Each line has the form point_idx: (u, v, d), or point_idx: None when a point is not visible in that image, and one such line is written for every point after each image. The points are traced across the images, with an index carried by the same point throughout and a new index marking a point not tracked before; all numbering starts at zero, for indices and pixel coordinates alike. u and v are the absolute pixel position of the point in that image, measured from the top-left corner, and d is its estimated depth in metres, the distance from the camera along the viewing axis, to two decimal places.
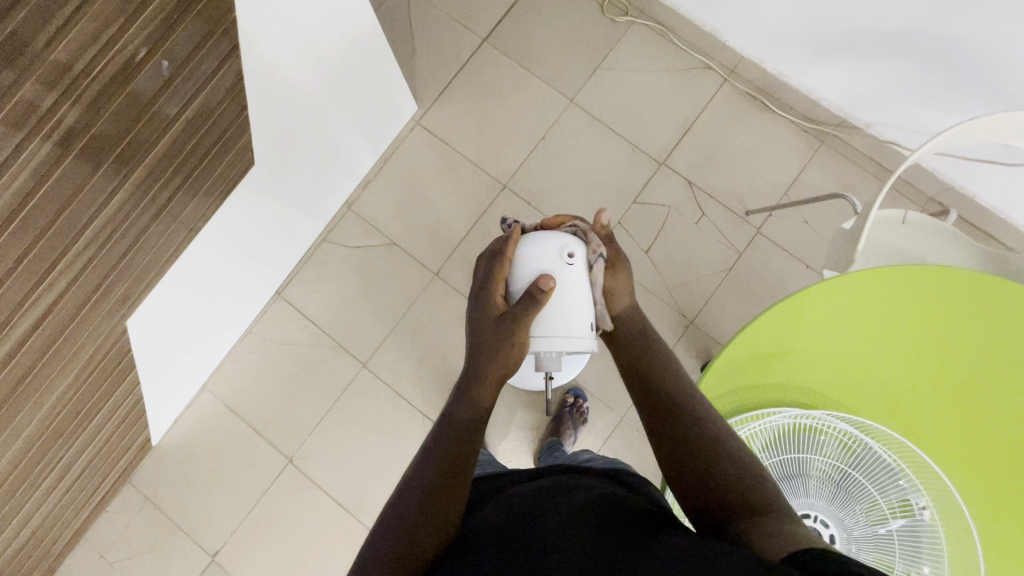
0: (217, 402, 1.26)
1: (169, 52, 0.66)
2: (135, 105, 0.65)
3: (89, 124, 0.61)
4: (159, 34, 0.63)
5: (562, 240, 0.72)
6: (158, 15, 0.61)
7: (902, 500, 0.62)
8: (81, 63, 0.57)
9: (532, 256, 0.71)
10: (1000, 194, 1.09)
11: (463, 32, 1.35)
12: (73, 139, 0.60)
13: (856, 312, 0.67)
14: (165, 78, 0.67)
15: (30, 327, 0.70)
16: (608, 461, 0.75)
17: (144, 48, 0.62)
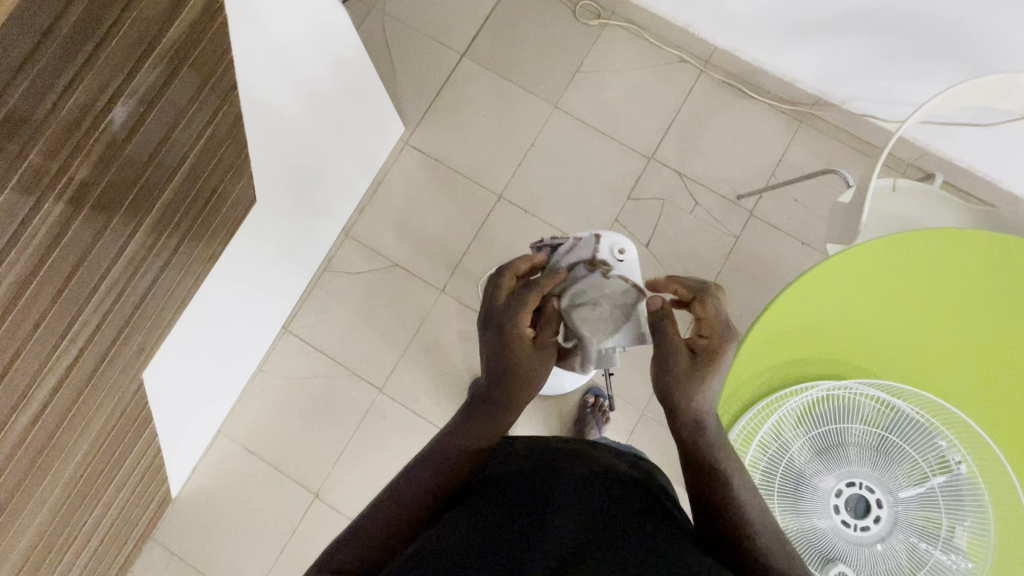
0: (234, 445, 1.24)
1: (170, 102, 0.65)
2: (140, 155, 0.64)
3: (100, 177, 0.60)
4: (159, 84, 0.62)
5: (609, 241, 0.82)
6: (158, 65, 0.61)
7: (940, 457, 0.64)
8: (87, 121, 0.56)
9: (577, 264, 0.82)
10: (977, 154, 1.14)
11: (440, 49, 1.37)
12: (85, 197, 0.59)
13: (875, 281, 0.69)
14: (165, 129, 0.67)
15: (48, 394, 0.68)
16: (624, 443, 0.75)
17: (145, 99, 0.61)
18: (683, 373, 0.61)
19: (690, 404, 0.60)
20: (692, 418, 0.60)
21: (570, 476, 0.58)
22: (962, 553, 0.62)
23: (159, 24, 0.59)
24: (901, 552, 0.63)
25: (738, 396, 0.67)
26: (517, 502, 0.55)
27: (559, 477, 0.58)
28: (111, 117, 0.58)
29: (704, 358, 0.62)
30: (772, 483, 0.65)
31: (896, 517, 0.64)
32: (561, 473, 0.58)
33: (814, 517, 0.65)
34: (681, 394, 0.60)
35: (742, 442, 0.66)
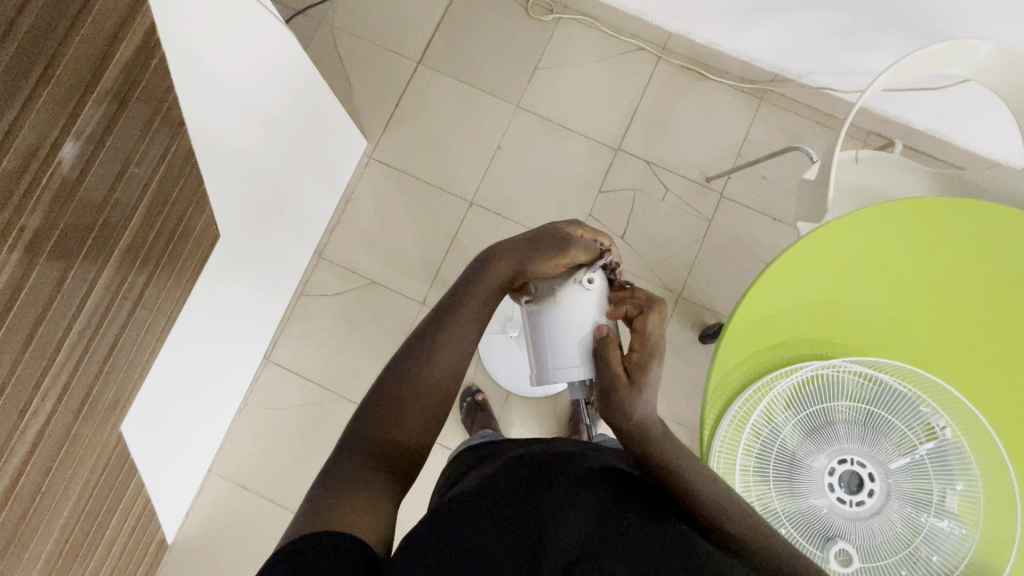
0: (227, 482, 1.21)
1: (118, 142, 0.62)
2: (91, 202, 0.62)
3: (52, 226, 0.57)
4: (105, 124, 0.60)
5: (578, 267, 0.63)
6: (103, 104, 0.58)
7: (925, 425, 0.65)
8: (30, 173, 0.53)
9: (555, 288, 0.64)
10: (933, 118, 1.16)
11: (395, 58, 1.34)
12: (39, 248, 0.56)
13: (849, 258, 0.70)
14: (115, 172, 0.64)
15: (20, 463, 0.65)
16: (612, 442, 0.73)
17: (92, 142, 0.59)
18: (622, 397, 0.59)
19: (631, 420, 0.59)
20: (637, 429, 0.59)
21: (570, 474, 0.53)
22: (954, 517, 0.63)
23: (96, 66, 0.56)
24: (897, 523, 0.64)
25: (725, 384, 0.68)
26: (511, 501, 0.51)
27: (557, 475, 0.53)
28: (53, 172, 0.55)
29: (638, 373, 0.60)
30: (767, 469, 0.66)
31: (889, 489, 0.65)
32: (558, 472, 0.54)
33: (811, 498, 0.65)
34: (623, 413, 0.59)
35: (734, 430, 0.66)
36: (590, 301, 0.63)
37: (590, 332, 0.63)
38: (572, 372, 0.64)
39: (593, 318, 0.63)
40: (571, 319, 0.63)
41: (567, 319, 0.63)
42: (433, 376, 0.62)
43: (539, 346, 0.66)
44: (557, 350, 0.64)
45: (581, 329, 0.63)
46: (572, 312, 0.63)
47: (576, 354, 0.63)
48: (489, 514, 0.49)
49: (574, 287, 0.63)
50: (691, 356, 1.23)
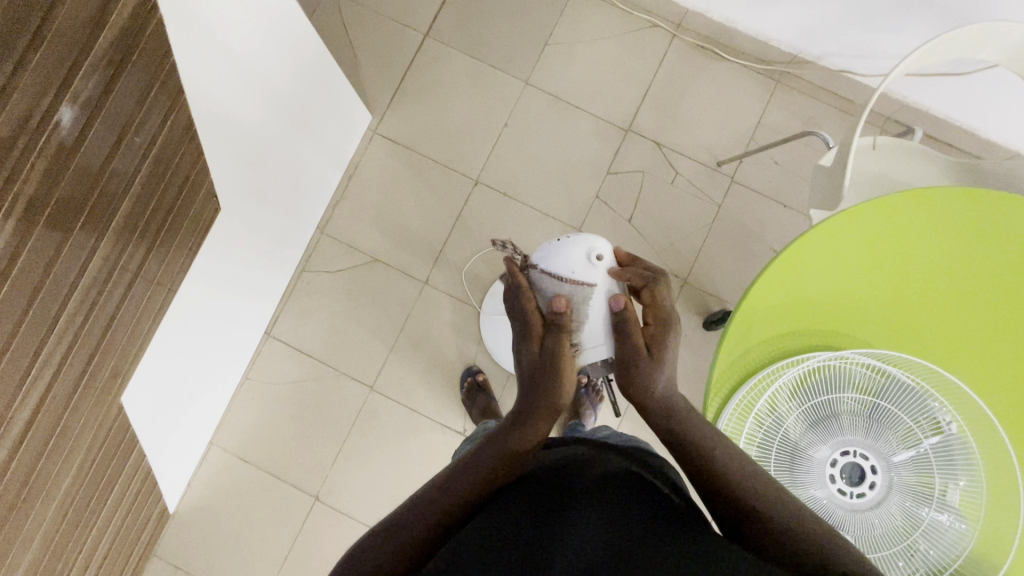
0: (227, 455, 1.22)
1: (112, 112, 0.61)
2: (87, 175, 0.60)
3: (49, 193, 0.56)
4: (99, 93, 0.58)
5: (585, 242, 0.64)
6: (95, 71, 0.56)
7: (931, 419, 0.65)
8: (24, 140, 0.51)
9: (559, 269, 0.64)
10: (954, 104, 1.13)
11: (402, 30, 1.31)
12: (36, 217, 0.55)
13: (862, 248, 0.68)
14: (113, 140, 0.62)
15: (22, 429, 0.66)
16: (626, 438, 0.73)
17: (86, 114, 0.57)
18: (645, 371, 0.62)
19: (652, 395, 0.61)
20: (660, 404, 0.61)
21: (588, 484, 0.54)
22: (955, 511, 0.62)
23: (89, 30, 0.54)
24: (897, 515, 0.64)
25: (732, 370, 0.67)
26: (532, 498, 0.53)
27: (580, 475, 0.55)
28: (48, 142, 0.54)
29: (657, 347, 0.63)
30: (769, 458, 0.65)
31: (891, 481, 0.64)
32: (581, 473, 0.55)
33: (811, 488, 0.65)
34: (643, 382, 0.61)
35: (738, 418, 0.66)
36: (602, 275, 0.64)
37: (608, 305, 0.64)
38: (603, 349, 0.65)
39: (609, 291, 0.64)
40: (589, 296, 0.64)
41: (586, 298, 0.64)
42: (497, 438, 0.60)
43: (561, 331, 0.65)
44: (585, 332, 0.64)
45: (602, 304, 0.64)
46: (589, 288, 0.64)
47: (606, 329, 0.65)
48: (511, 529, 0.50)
49: (583, 263, 0.64)
50: (695, 342, 1.22)
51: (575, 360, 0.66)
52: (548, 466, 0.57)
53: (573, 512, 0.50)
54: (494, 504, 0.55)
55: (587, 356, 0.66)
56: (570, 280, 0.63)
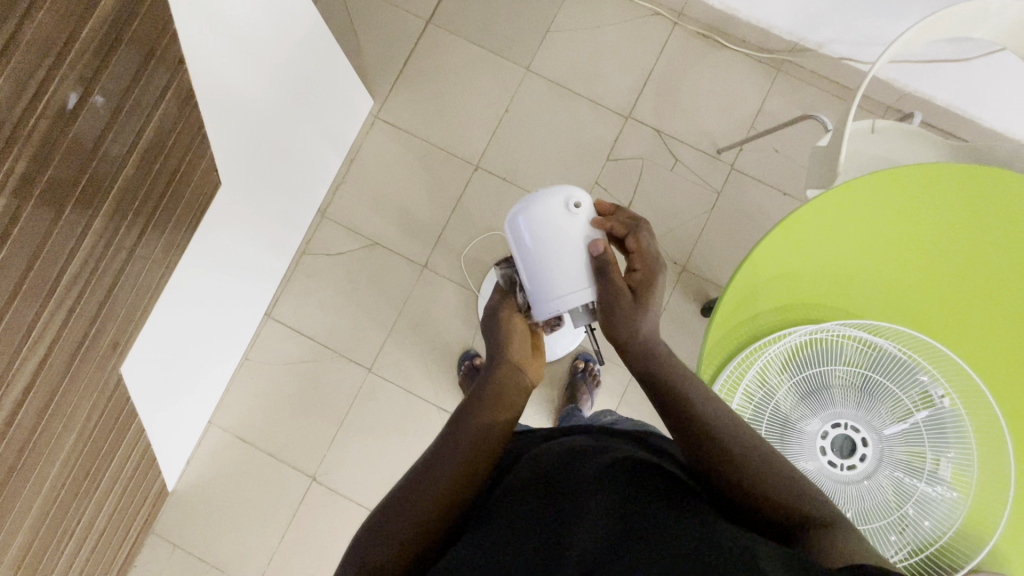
0: (226, 435, 1.23)
1: (107, 87, 0.61)
2: (80, 152, 0.61)
3: (40, 169, 0.57)
4: (93, 67, 0.58)
5: (562, 192, 0.63)
6: (90, 45, 0.57)
7: (923, 392, 0.64)
8: (8, 126, 0.52)
9: (536, 218, 0.63)
10: (956, 92, 1.12)
11: (405, 16, 1.32)
12: (27, 191, 0.56)
13: (856, 222, 0.68)
14: (109, 113, 0.63)
15: (23, 390, 0.67)
16: (635, 424, 0.73)
17: (78, 89, 0.58)
18: (628, 310, 0.60)
19: (636, 336, 0.60)
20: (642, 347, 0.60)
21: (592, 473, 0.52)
22: (946, 483, 0.62)
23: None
24: (888, 488, 0.63)
25: (722, 343, 0.67)
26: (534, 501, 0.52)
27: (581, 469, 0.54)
28: (46, 107, 0.55)
29: (642, 290, 0.62)
30: (759, 430, 0.65)
31: (882, 454, 0.64)
32: (582, 466, 0.54)
33: (802, 460, 0.65)
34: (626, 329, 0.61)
35: (728, 390, 0.66)
36: (580, 222, 0.63)
37: (588, 253, 0.63)
38: (585, 294, 0.63)
39: (587, 238, 0.63)
40: (569, 243, 0.62)
41: (567, 244, 0.62)
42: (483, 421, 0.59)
43: (541, 279, 0.63)
44: (567, 277, 0.62)
45: (583, 251, 0.63)
46: (568, 235, 0.62)
47: (588, 276, 0.63)
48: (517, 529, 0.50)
49: (561, 211, 0.63)
50: (692, 328, 1.22)
51: (556, 309, 0.63)
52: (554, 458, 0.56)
53: (574, 515, 0.48)
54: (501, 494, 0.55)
55: (568, 303, 0.63)
56: (548, 226, 0.62)
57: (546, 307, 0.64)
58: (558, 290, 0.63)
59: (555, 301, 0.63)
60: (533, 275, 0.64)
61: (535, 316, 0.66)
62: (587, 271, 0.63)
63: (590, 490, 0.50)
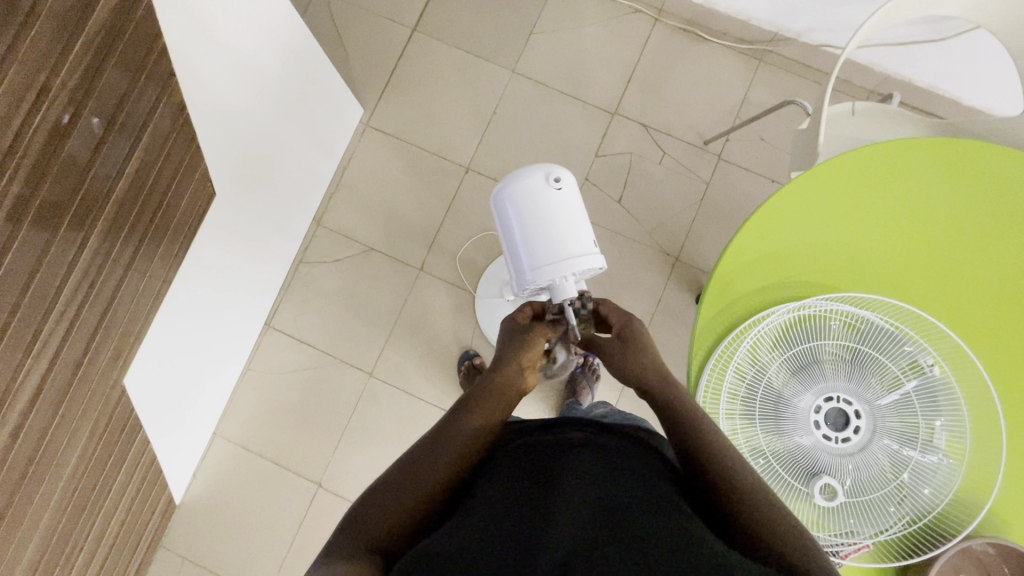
0: (231, 445, 1.24)
1: (97, 107, 0.63)
2: (74, 170, 0.63)
3: (35, 191, 0.59)
4: (83, 88, 0.60)
5: (544, 167, 0.64)
6: (79, 65, 0.59)
7: (911, 362, 0.65)
8: (12, 131, 0.54)
9: (516, 190, 0.64)
10: (935, 74, 1.14)
11: (391, 26, 1.34)
12: (23, 212, 0.58)
13: (838, 198, 0.69)
14: (99, 131, 0.65)
15: (27, 404, 0.68)
16: (620, 416, 0.73)
17: (69, 110, 0.60)
18: None
19: None
20: None
21: (578, 468, 0.53)
22: (941, 451, 0.63)
23: (72, 21, 0.56)
24: (883, 459, 0.64)
25: (712, 325, 0.69)
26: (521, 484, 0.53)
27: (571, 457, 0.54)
28: (38, 125, 0.57)
29: None
30: (753, 408, 0.66)
31: (876, 425, 0.64)
32: (569, 459, 0.54)
33: (797, 436, 0.65)
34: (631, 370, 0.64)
35: (719, 371, 0.67)
36: (557, 195, 0.63)
37: (565, 225, 0.62)
38: (559, 266, 0.61)
39: (565, 211, 0.62)
40: (548, 215, 0.62)
41: (545, 216, 0.62)
42: (473, 420, 0.60)
43: (519, 251, 0.63)
44: (543, 248, 0.62)
45: (561, 223, 0.62)
46: (546, 207, 0.62)
47: (564, 247, 0.61)
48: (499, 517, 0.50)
49: (541, 185, 0.63)
50: (688, 318, 1.23)
51: (531, 280, 0.62)
52: (538, 455, 0.57)
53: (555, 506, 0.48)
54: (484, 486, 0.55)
55: (542, 274, 0.61)
56: (527, 198, 0.63)
57: (523, 277, 0.63)
58: (533, 260, 0.62)
59: (530, 271, 0.62)
60: (513, 248, 0.64)
61: (516, 289, 0.66)
62: (563, 242, 0.62)
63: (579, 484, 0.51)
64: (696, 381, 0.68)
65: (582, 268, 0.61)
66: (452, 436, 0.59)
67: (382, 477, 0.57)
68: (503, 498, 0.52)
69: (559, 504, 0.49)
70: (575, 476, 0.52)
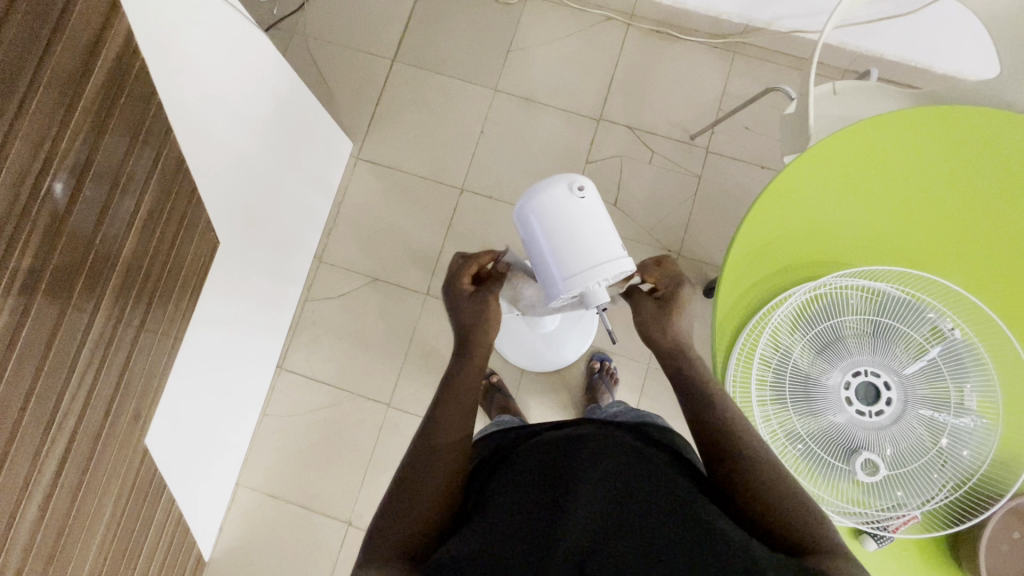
0: (255, 494, 1.22)
1: (101, 169, 0.63)
2: (82, 235, 0.63)
3: (47, 259, 0.58)
4: (86, 152, 0.61)
5: (567, 176, 0.64)
6: (82, 128, 0.59)
7: (932, 327, 0.66)
8: (20, 202, 0.54)
9: (539, 201, 0.64)
10: (904, 44, 1.17)
11: (371, 59, 1.37)
12: (36, 282, 0.58)
13: (837, 177, 0.71)
14: (104, 195, 0.65)
15: (53, 476, 0.67)
16: (632, 414, 0.74)
17: (72, 176, 0.59)
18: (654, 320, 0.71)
19: (665, 334, 0.70)
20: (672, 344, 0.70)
21: (597, 468, 0.52)
22: (974, 413, 0.64)
23: (73, 84, 0.57)
24: (919, 427, 0.64)
25: (731, 316, 0.69)
26: (538, 478, 0.54)
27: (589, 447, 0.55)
28: (44, 200, 0.56)
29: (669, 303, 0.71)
30: (783, 393, 0.66)
31: (907, 394, 0.65)
32: (586, 455, 0.54)
33: (831, 415, 0.65)
34: (658, 328, 0.71)
35: (745, 359, 0.68)
36: (581, 204, 0.62)
37: (592, 233, 0.62)
38: (590, 275, 0.61)
39: (591, 219, 0.63)
40: (574, 225, 0.62)
41: (571, 224, 0.62)
42: (459, 418, 0.62)
43: (548, 263, 0.64)
44: (571, 257, 0.62)
45: (587, 232, 0.62)
46: (571, 216, 0.62)
47: (593, 255, 0.62)
48: (517, 517, 0.51)
49: (564, 195, 0.63)
50: (698, 311, 1.23)
51: (563, 290, 0.63)
52: (551, 449, 0.57)
53: (570, 507, 0.49)
54: (501, 478, 0.56)
55: (574, 283, 0.62)
56: (552, 210, 0.63)
57: (554, 288, 0.64)
58: (564, 271, 0.62)
59: (562, 281, 0.63)
60: (542, 259, 0.64)
61: (548, 299, 0.67)
62: (593, 251, 0.62)
63: (594, 483, 0.51)
64: (723, 371, 0.69)
65: (614, 272, 0.62)
66: (453, 426, 0.61)
67: (401, 478, 0.57)
68: (522, 495, 0.53)
69: (581, 501, 0.49)
70: (593, 466, 0.53)
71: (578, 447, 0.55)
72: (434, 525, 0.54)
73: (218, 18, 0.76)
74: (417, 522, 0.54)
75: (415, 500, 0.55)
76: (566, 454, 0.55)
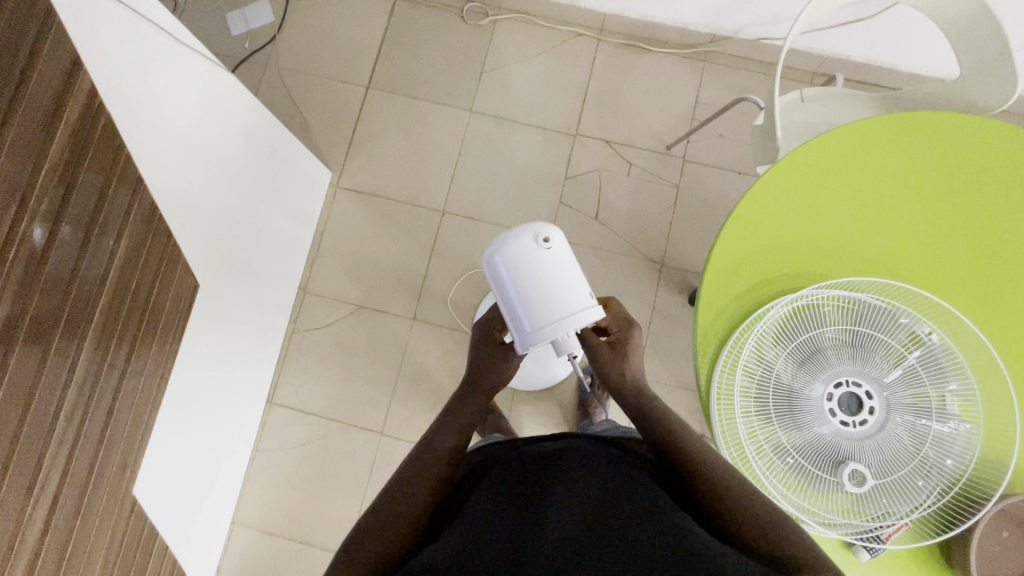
0: (251, 532, 1.21)
1: (74, 219, 0.62)
2: (58, 286, 0.62)
3: (23, 312, 0.57)
4: (58, 204, 0.60)
5: (533, 226, 0.64)
6: (52, 180, 0.58)
7: (910, 334, 0.67)
8: None
9: (506, 252, 0.64)
10: (869, 46, 1.18)
11: (346, 87, 1.37)
12: (13, 335, 0.56)
13: (809, 187, 0.72)
14: (81, 241, 0.64)
15: (39, 534, 0.66)
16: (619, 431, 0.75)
17: (43, 229, 0.58)
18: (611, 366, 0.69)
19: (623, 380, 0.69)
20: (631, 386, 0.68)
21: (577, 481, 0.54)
22: (956, 417, 0.64)
23: (41, 138, 0.56)
24: (903, 434, 0.64)
25: (713, 332, 0.70)
26: (520, 489, 0.55)
27: (568, 461, 0.56)
28: (19, 248, 0.55)
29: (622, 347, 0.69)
30: (767, 407, 0.66)
31: (889, 402, 0.65)
32: (567, 470, 0.55)
33: (816, 427, 0.65)
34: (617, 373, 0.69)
35: (729, 373, 0.68)
36: (548, 255, 0.63)
37: (560, 282, 0.63)
38: (560, 326, 0.62)
39: (558, 268, 0.63)
40: (542, 275, 0.63)
41: (538, 275, 0.63)
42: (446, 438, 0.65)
43: (518, 313, 0.64)
44: (540, 307, 0.62)
45: (555, 281, 0.63)
46: (537, 266, 0.63)
47: (562, 304, 0.62)
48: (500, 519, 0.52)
49: (530, 246, 0.63)
50: (684, 320, 1.24)
51: (535, 340, 0.63)
52: (532, 465, 0.58)
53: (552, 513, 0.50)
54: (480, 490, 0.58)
55: (545, 334, 0.62)
56: (519, 260, 0.63)
57: (525, 338, 0.64)
58: (534, 321, 0.63)
59: (532, 331, 0.63)
60: (512, 308, 0.64)
61: (518, 349, 0.66)
62: (562, 301, 0.62)
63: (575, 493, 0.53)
64: (707, 385, 0.69)
65: (582, 322, 0.62)
66: (438, 446, 0.64)
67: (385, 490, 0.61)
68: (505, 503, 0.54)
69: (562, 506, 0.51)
70: (572, 481, 0.54)
71: (558, 463, 0.56)
72: (412, 539, 0.57)
73: (184, 65, 0.76)
74: (397, 536, 0.56)
75: (397, 512, 0.58)
76: (547, 469, 0.56)
